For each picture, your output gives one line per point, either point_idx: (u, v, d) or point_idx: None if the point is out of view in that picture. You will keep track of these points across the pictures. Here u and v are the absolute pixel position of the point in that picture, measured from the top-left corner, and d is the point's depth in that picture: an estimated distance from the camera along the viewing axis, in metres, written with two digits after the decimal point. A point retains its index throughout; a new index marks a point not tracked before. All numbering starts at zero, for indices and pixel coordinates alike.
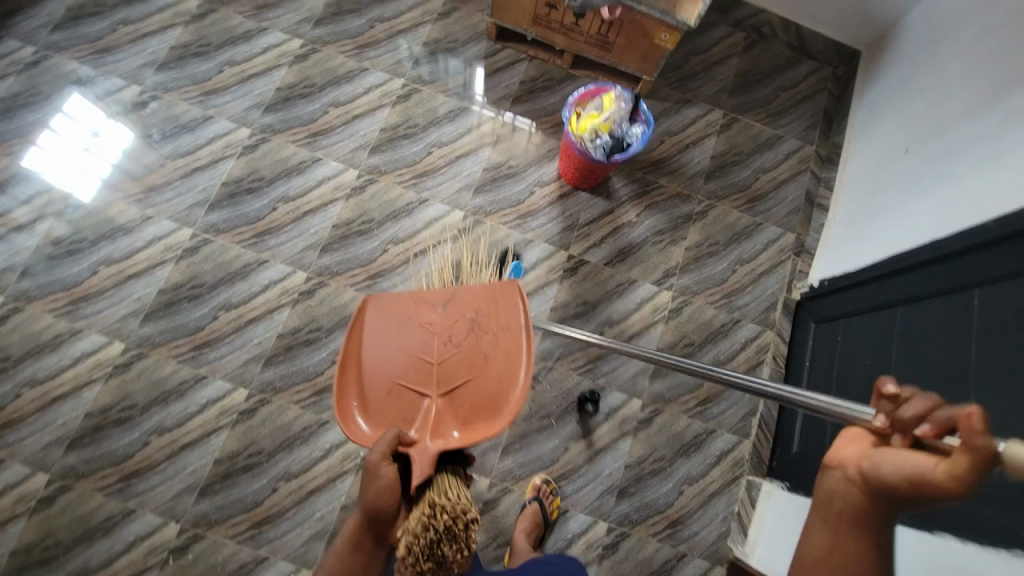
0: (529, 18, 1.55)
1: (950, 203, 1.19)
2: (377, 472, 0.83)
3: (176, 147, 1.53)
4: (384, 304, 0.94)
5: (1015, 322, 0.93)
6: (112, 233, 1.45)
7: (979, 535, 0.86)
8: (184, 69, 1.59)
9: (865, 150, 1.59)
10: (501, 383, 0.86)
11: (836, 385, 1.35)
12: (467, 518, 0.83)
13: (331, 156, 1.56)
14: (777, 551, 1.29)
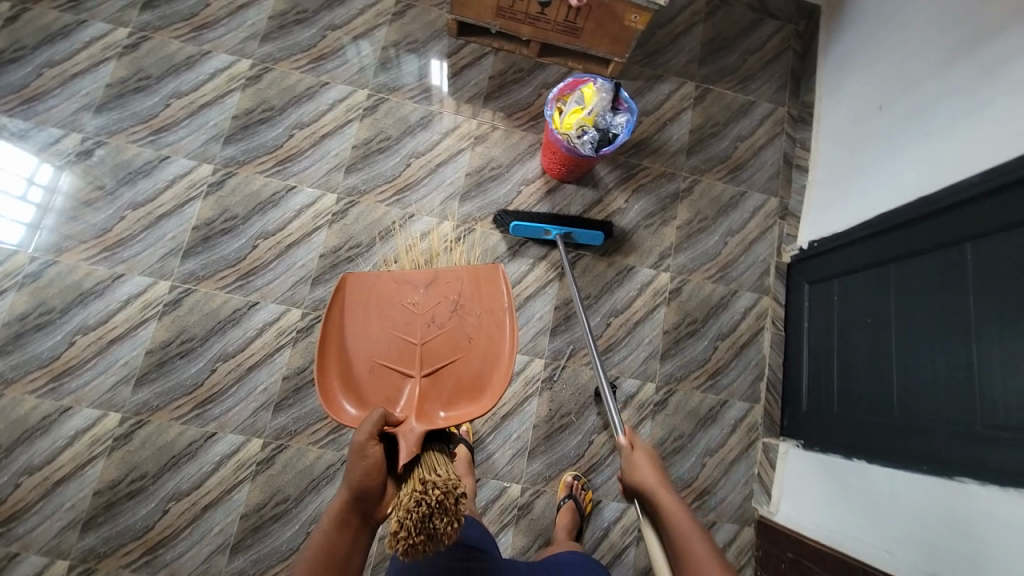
0: (491, 8, 1.48)
1: (932, 158, 1.23)
2: (364, 452, 0.74)
3: (134, 194, 1.45)
4: (365, 279, 0.96)
5: (1010, 273, 1.00)
6: (82, 298, 1.37)
7: (999, 479, 0.95)
8: (127, 108, 1.49)
9: (836, 109, 1.63)
10: (486, 364, 0.92)
11: (836, 344, 1.41)
12: (457, 492, 0.73)
13: (305, 183, 1.50)
14: (807, 509, 1.39)
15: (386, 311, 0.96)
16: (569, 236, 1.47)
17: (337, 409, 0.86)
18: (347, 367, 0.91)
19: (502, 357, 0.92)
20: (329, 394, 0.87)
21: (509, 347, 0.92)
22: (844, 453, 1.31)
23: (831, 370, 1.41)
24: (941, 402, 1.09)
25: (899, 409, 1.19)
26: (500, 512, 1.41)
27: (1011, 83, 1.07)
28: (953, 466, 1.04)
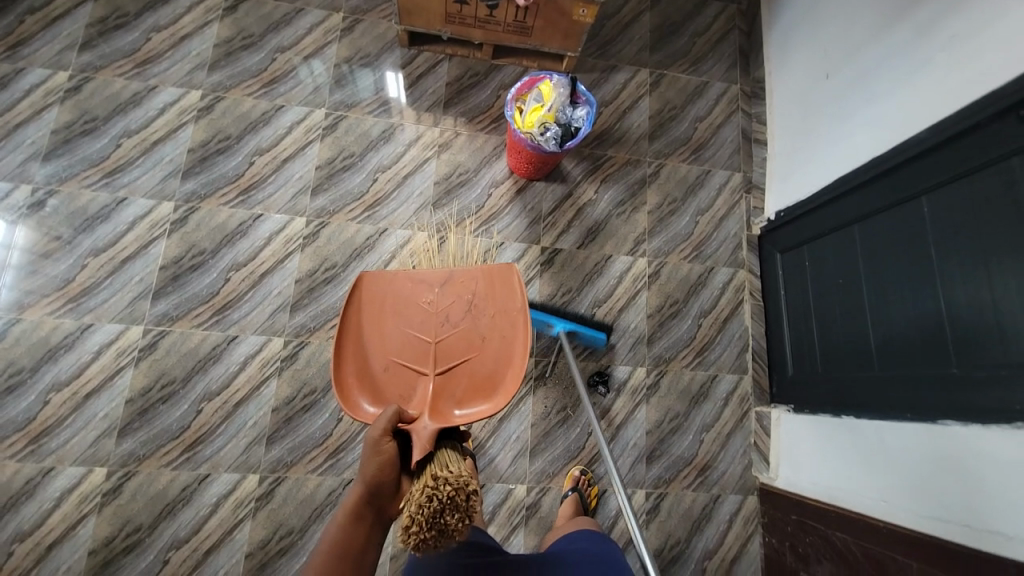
0: (433, 15, 1.48)
1: (881, 121, 1.28)
2: (378, 447, 0.76)
3: (94, 241, 1.40)
4: (381, 280, 1.01)
5: (966, 219, 1.05)
6: (51, 353, 1.32)
7: (981, 417, 1.00)
8: (76, 153, 1.44)
9: (785, 81, 1.68)
10: (499, 364, 0.95)
11: (813, 308, 1.45)
12: (470, 489, 0.72)
13: (272, 209, 1.47)
14: (805, 471, 1.42)
15: (402, 310, 1.00)
16: (574, 334, 1.46)
17: (353, 404, 0.90)
18: (363, 364, 0.95)
19: (515, 356, 0.94)
20: (345, 390, 0.91)
21: (521, 346, 0.95)
22: (831, 411, 1.35)
23: (812, 331, 1.45)
24: (918, 351, 1.14)
25: (880, 361, 1.23)
26: (509, 514, 1.41)
27: (946, 40, 1.12)
28: (936, 410, 1.08)
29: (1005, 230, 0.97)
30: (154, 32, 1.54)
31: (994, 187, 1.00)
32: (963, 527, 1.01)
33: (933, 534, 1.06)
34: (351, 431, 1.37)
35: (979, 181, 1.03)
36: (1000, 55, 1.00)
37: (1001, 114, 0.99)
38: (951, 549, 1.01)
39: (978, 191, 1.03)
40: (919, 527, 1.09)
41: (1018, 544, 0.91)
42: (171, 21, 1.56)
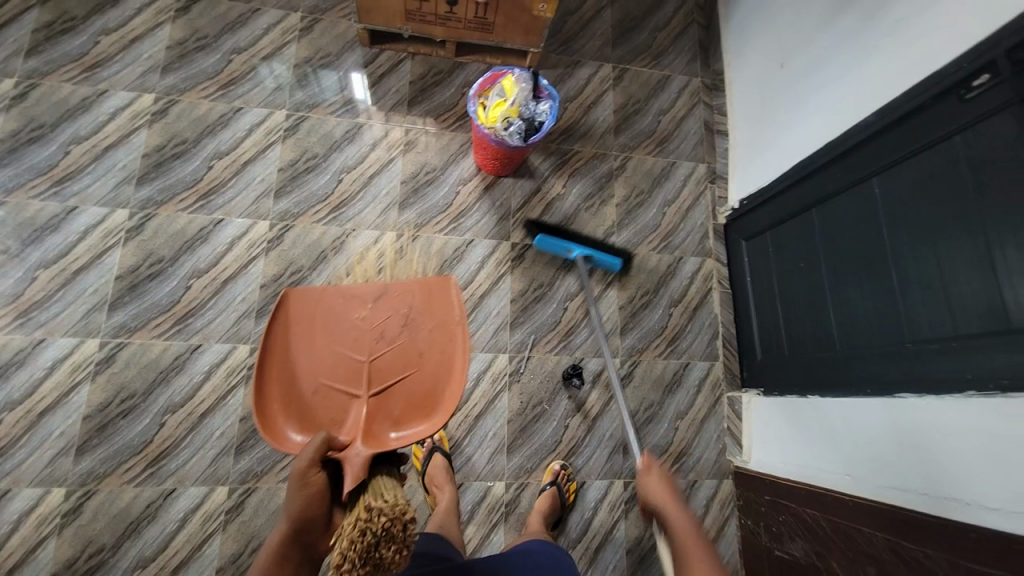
0: (393, 13, 1.47)
1: (833, 109, 1.32)
2: (305, 479, 0.78)
3: (44, 253, 1.34)
4: (308, 296, 0.96)
5: (916, 199, 1.09)
6: (4, 371, 1.27)
7: (934, 388, 1.03)
8: (23, 161, 1.38)
9: (743, 73, 1.72)
10: (438, 380, 0.94)
11: (778, 292, 1.49)
12: (405, 518, 0.72)
13: (233, 214, 1.44)
14: (774, 452, 1.46)
15: (334, 328, 0.96)
16: (590, 258, 1.50)
17: (279, 434, 0.86)
18: (290, 389, 0.91)
19: (456, 372, 0.94)
20: (268, 419, 0.88)
21: (461, 362, 0.94)
22: (797, 390, 1.40)
23: (777, 317, 1.49)
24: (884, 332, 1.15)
25: (843, 344, 1.26)
26: (489, 512, 1.41)
27: (889, 26, 1.16)
28: (894, 388, 1.11)
29: (952, 208, 1.01)
30: (102, 35, 1.49)
31: (940, 165, 1.04)
32: (924, 496, 1.03)
33: (894, 504, 1.08)
34: None
35: (927, 160, 1.07)
36: (938, 36, 1.04)
37: (942, 94, 1.04)
38: (911, 518, 1.03)
39: (925, 170, 1.07)
40: (877, 497, 1.13)
41: (976, 509, 0.93)
42: (120, 24, 1.51)
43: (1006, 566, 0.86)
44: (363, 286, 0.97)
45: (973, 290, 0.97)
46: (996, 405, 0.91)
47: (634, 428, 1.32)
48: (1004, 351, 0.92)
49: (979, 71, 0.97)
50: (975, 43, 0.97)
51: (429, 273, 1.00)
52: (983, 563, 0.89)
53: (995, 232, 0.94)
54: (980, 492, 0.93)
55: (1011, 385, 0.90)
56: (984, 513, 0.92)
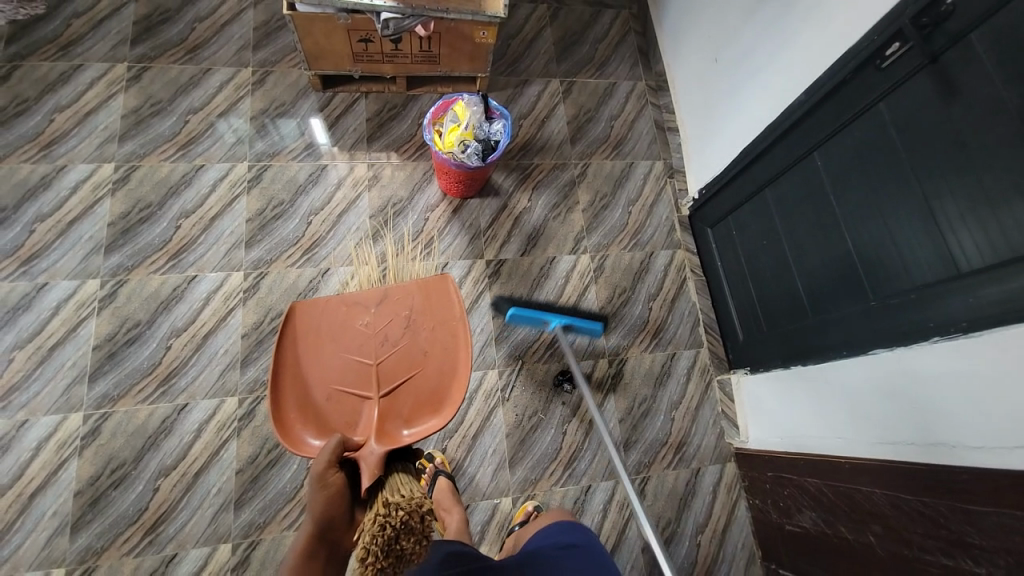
0: (409, 58, 1.56)
1: (765, 92, 1.38)
2: (324, 480, 0.87)
3: (173, 322, 1.38)
4: (314, 308, 1.04)
5: (857, 165, 1.14)
6: (152, 440, 1.29)
7: (896, 339, 1.06)
8: (137, 241, 1.44)
9: (683, 73, 1.81)
10: (441, 378, 1.03)
11: (747, 269, 1.54)
12: (422, 511, 0.82)
13: (337, 262, 1.51)
14: (766, 426, 1.47)
15: (338, 336, 1.04)
16: (568, 327, 1.38)
17: (297, 442, 0.95)
18: (302, 398, 0.99)
19: (457, 370, 1.03)
20: (287, 427, 0.96)
21: (462, 357, 1.03)
22: (778, 362, 1.42)
23: (751, 294, 1.53)
24: (838, 286, 1.22)
25: (813, 309, 1.30)
26: (620, 508, 1.46)
27: (804, 12, 1.22)
28: (865, 346, 1.14)
29: (890, 169, 1.07)
30: (190, 114, 1.57)
31: (872, 130, 1.10)
32: (910, 444, 1.04)
33: (885, 459, 1.08)
34: (456, 457, 1.43)
35: (860, 128, 1.12)
36: (853, 14, 1.09)
37: (861, 66, 1.09)
38: (904, 469, 1.03)
39: (862, 137, 1.12)
40: (869, 456, 1.13)
41: (963, 450, 0.93)
42: (204, 102, 1.59)
43: (1000, 504, 0.85)
44: (366, 293, 1.04)
45: (918, 243, 1.02)
46: (960, 349, 0.93)
47: (633, 487, 1.13)
48: (954, 295, 0.95)
49: (889, 42, 1.02)
50: (880, 20, 1.03)
51: (426, 276, 1.08)
52: (979, 503, 0.89)
53: (932, 185, 0.98)
54: (963, 433, 0.93)
55: (970, 328, 0.92)
56: (968, 454, 0.92)
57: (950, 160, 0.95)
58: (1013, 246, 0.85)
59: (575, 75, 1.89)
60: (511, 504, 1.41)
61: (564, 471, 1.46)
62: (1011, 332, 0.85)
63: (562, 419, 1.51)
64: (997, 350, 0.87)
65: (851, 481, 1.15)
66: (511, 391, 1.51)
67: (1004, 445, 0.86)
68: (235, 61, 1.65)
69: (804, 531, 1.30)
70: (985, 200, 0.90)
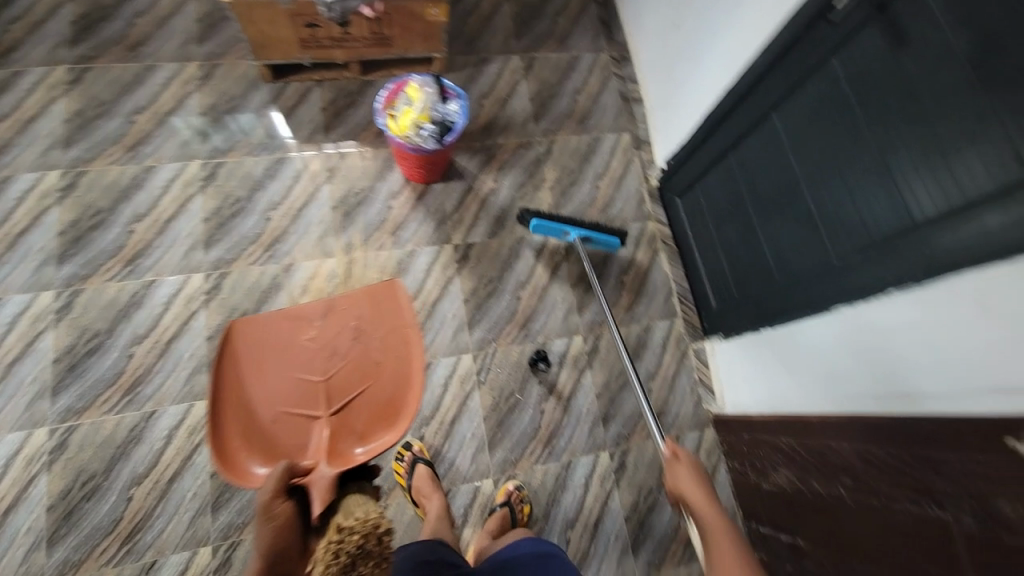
0: (361, 42, 1.51)
1: (720, 55, 1.35)
2: (271, 512, 0.83)
3: (134, 329, 1.35)
4: (255, 327, 1.02)
5: (813, 124, 1.13)
6: (122, 450, 1.27)
7: (857, 296, 1.06)
8: (90, 249, 1.40)
9: (645, 41, 1.77)
10: (394, 390, 1.02)
11: (716, 237, 1.54)
12: (378, 533, 0.81)
13: (300, 257, 1.48)
14: (741, 390, 1.49)
15: (284, 352, 1.02)
16: (588, 238, 1.53)
17: (244, 469, 0.94)
18: (249, 421, 0.98)
19: (410, 380, 1.01)
20: (232, 455, 0.95)
21: (414, 366, 1.02)
22: (749, 328, 1.42)
23: (721, 262, 1.53)
24: (801, 249, 1.21)
25: (779, 272, 1.30)
26: (602, 481, 1.47)
27: None
28: (827, 305, 1.14)
29: (845, 125, 1.05)
30: (136, 114, 1.52)
31: (826, 87, 1.08)
32: (875, 398, 1.05)
33: (853, 415, 1.09)
34: (435, 444, 1.43)
35: (815, 85, 1.11)
36: None
37: (812, 22, 1.06)
38: (869, 423, 1.04)
39: (818, 95, 1.10)
40: (838, 412, 1.14)
41: (923, 400, 0.94)
42: (150, 100, 1.54)
43: (960, 449, 0.86)
44: (309, 307, 1.03)
45: (876, 199, 1.01)
46: (917, 300, 0.93)
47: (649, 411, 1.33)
48: (910, 247, 0.95)
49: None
50: None
51: (372, 283, 1.06)
52: (940, 449, 0.90)
53: (886, 138, 0.97)
54: (923, 382, 0.94)
55: (926, 277, 0.92)
56: (929, 403, 0.93)
57: (902, 112, 0.94)
58: (966, 193, 0.85)
59: (535, 50, 1.84)
60: (493, 486, 1.42)
61: (544, 449, 1.47)
62: (965, 280, 0.85)
63: (540, 399, 1.50)
64: (953, 299, 0.87)
65: (822, 438, 1.16)
66: (487, 374, 1.50)
67: (963, 391, 0.87)
68: (179, 56, 1.59)
69: (780, 490, 1.31)
70: (937, 148, 0.89)
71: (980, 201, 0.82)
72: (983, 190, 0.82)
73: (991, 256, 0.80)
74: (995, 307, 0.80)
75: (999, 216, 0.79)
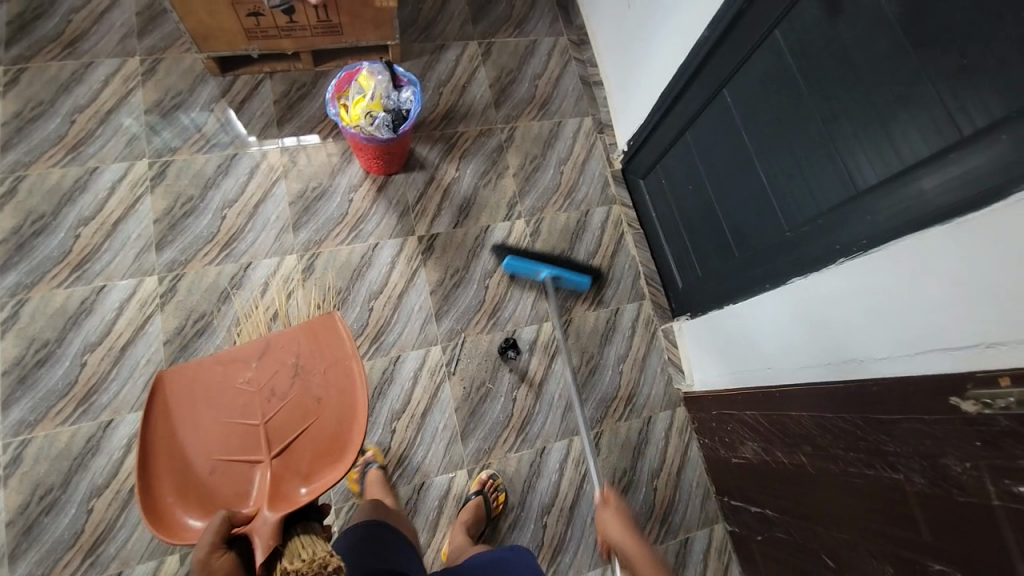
0: (309, 31, 1.47)
1: (671, 33, 1.35)
2: (208, 568, 0.77)
3: (86, 337, 1.31)
4: (185, 375, 0.98)
5: (762, 100, 1.14)
6: (80, 461, 1.23)
7: (809, 266, 1.08)
8: (34, 256, 1.34)
9: (601, 24, 1.76)
10: (339, 423, 0.97)
11: (679, 217, 1.54)
12: (328, 568, 0.76)
13: (259, 255, 1.44)
14: (708, 367, 1.50)
15: (219, 400, 0.99)
16: (558, 278, 1.51)
17: (179, 527, 0.89)
18: (184, 476, 0.94)
19: (356, 411, 0.96)
20: (165, 514, 0.90)
21: (358, 397, 0.97)
22: (712, 304, 1.44)
23: (684, 241, 1.54)
24: (760, 228, 1.23)
25: (739, 249, 1.31)
26: (577, 465, 1.48)
27: None
28: (783, 277, 1.16)
29: (791, 100, 1.06)
30: (76, 113, 1.45)
31: (772, 62, 1.09)
32: (828, 365, 1.07)
33: (809, 383, 1.11)
34: (407, 437, 1.42)
35: (760, 60, 1.12)
36: None
37: None
38: (823, 390, 1.07)
39: (764, 70, 1.11)
40: (795, 381, 1.16)
41: (870, 363, 0.97)
42: (90, 99, 1.47)
43: (907, 411, 0.88)
44: (243, 348, 1.00)
45: (824, 172, 1.02)
46: (859, 268, 0.95)
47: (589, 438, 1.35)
48: (855, 214, 0.97)
49: None
50: None
51: (310, 317, 1.04)
52: (888, 411, 0.92)
53: (829, 110, 0.99)
54: (870, 346, 0.96)
55: (870, 244, 0.93)
56: (875, 366, 0.95)
57: (843, 83, 0.95)
58: (905, 160, 0.86)
59: (493, 36, 1.82)
60: (467, 476, 1.41)
61: (517, 436, 1.47)
62: (903, 245, 0.86)
63: (511, 386, 1.50)
64: (892, 265, 0.89)
65: (782, 409, 1.18)
66: (456, 364, 1.49)
67: (906, 352, 0.89)
68: (120, 51, 1.52)
69: (747, 462, 1.34)
70: (877, 116, 0.90)
71: (918, 165, 0.84)
72: (921, 155, 0.84)
73: (930, 220, 0.82)
74: (935, 269, 0.81)
75: (936, 179, 0.81)
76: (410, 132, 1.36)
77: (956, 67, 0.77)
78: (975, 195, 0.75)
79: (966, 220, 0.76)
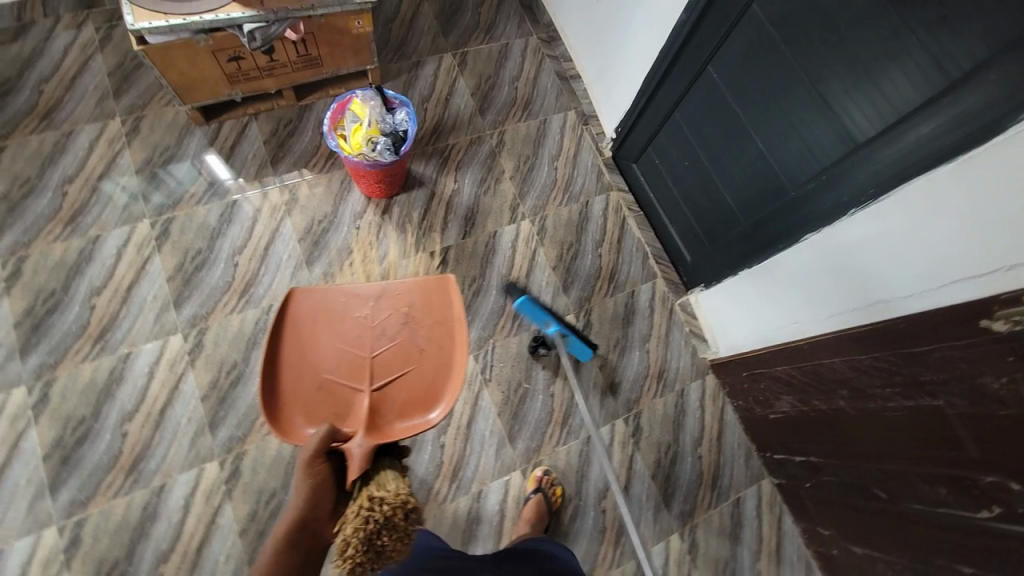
0: (290, 67, 1.47)
1: (647, 19, 1.40)
2: (311, 469, 0.86)
3: (120, 406, 1.29)
4: (312, 297, 1.06)
5: (746, 70, 1.19)
6: (139, 531, 1.22)
7: (822, 222, 1.13)
8: (52, 334, 1.32)
9: (569, 18, 1.80)
10: (435, 376, 1.05)
11: (679, 194, 1.59)
12: (407, 505, 0.86)
13: (278, 296, 1.44)
14: (731, 331, 1.55)
15: (337, 328, 1.06)
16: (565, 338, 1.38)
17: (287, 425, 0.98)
18: (294, 386, 1.02)
19: (452, 371, 1.04)
20: (276, 411, 0.99)
21: (458, 357, 1.05)
22: (727, 271, 1.49)
23: (688, 217, 1.59)
24: (761, 187, 1.28)
25: (744, 215, 1.36)
26: (623, 447, 1.52)
27: None
28: (795, 231, 1.21)
29: (776, 63, 1.11)
30: (67, 184, 1.43)
31: (753, 32, 1.14)
32: (855, 312, 1.12)
33: (839, 331, 1.17)
34: (456, 450, 1.43)
35: (742, 32, 1.16)
36: None
37: None
38: (855, 335, 1.12)
39: (746, 40, 1.16)
40: (825, 332, 1.21)
41: (897, 303, 1.02)
42: (78, 168, 1.45)
43: (939, 339, 0.94)
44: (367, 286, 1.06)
45: (818, 129, 1.08)
46: (873, 216, 1.01)
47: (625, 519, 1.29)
48: (857, 166, 1.03)
49: None
50: None
51: (427, 276, 1.09)
52: (920, 344, 0.98)
53: (815, 70, 1.04)
54: (893, 287, 1.02)
55: (878, 192, 0.99)
56: (902, 305, 1.01)
57: (826, 47, 1.00)
58: (899, 109, 0.92)
59: (465, 45, 1.84)
60: (522, 477, 1.44)
61: (562, 430, 1.50)
62: (913, 187, 0.92)
63: (547, 383, 1.53)
64: (904, 207, 0.94)
65: (815, 359, 1.24)
66: (490, 371, 1.51)
67: (929, 286, 0.94)
68: (100, 114, 1.50)
69: (786, 416, 1.40)
70: (864, 73, 0.96)
71: (913, 113, 0.90)
72: (914, 103, 0.90)
73: (934, 161, 0.89)
74: (946, 205, 0.87)
75: (932, 123, 0.88)
76: (411, 151, 1.37)
77: (937, 17, 0.82)
78: (975, 131, 0.82)
79: (970, 157, 0.83)
